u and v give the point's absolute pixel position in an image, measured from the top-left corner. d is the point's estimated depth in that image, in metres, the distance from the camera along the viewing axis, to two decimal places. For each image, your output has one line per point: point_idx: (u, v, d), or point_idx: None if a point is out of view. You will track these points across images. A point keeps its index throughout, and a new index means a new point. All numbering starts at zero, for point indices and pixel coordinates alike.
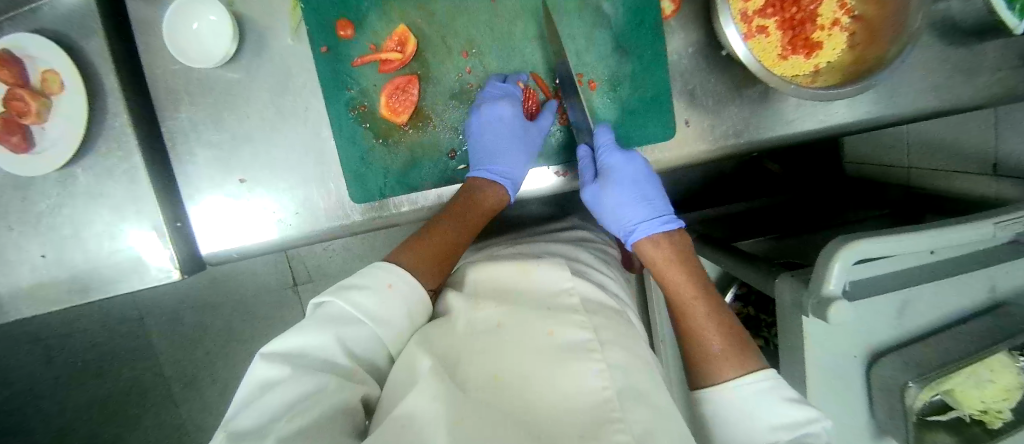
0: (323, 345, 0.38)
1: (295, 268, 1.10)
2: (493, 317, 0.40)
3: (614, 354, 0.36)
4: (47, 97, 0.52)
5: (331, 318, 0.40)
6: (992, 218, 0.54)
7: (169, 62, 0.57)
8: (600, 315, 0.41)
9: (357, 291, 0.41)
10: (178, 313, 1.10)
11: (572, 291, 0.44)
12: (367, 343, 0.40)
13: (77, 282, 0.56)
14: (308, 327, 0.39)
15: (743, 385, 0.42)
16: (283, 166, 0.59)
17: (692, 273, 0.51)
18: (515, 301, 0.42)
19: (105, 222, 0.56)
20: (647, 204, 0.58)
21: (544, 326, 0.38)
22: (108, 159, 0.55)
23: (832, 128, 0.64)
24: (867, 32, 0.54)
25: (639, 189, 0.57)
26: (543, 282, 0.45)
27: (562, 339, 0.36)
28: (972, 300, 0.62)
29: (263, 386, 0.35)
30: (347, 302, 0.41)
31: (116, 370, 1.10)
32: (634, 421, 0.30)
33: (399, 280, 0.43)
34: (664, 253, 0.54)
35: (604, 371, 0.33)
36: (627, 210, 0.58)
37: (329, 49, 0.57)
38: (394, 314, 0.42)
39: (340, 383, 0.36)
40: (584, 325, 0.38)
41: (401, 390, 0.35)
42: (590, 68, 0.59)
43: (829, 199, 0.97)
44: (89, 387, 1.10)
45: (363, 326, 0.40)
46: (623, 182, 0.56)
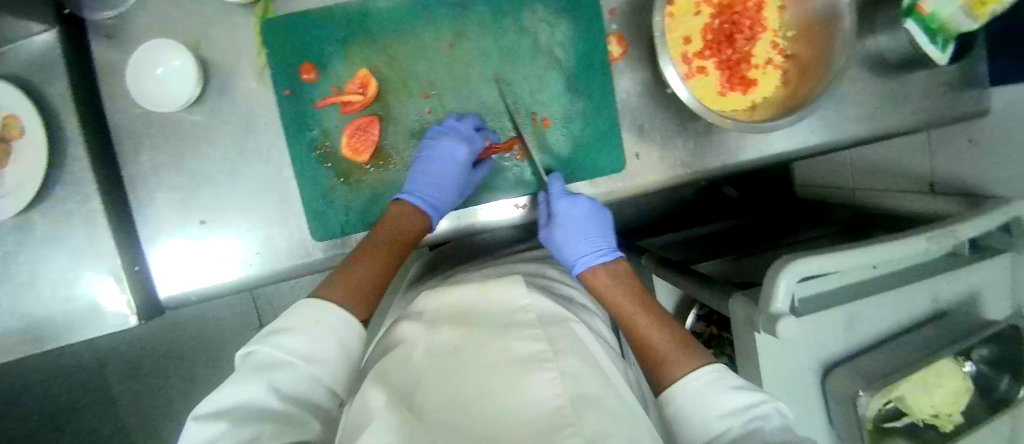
0: (255, 392, 0.36)
1: (262, 308, 1.08)
2: (450, 340, 0.39)
3: (569, 363, 0.37)
4: (7, 142, 0.53)
5: (261, 366, 0.39)
6: (923, 233, 0.57)
7: (133, 106, 0.58)
8: (555, 326, 0.42)
9: (286, 334, 0.41)
10: (139, 358, 1.05)
11: (530, 307, 0.44)
12: (302, 383, 0.40)
13: (23, 329, 0.54)
14: (238, 379, 0.38)
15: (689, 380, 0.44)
16: (244, 205, 0.60)
17: (632, 290, 0.54)
18: (472, 323, 0.42)
19: (57, 266, 0.55)
20: (599, 237, 0.60)
21: (499, 342, 0.38)
22: (64, 202, 0.55)
23: (775, 156, 0.68)
24: (798, 71, 0.59)
25: (585, 231, 0.59)
26: (502, 302, 0.45)
27: (516, 353, 0.37)
28: (920, 317, 0.64)
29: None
30: (275, 347, 0.40)
31: (69, 420, 1.04)
32: (588, 424, 0.31)
33: (325, 315, 0.44)
34: (609, 277, 0.56)
35: (556, 379, 0.34)
36: (573, 246, 0.59)
37: (292, 91, 0.59)
38: (327, 351, 0.42)
39: (277, 430, 0.35)
40: (538, 337, 0.39)
41: (356, 427, 0.33)
42: (545, 106, 0.62)
43: (780, 218, 1.01)
44: (38, 440, 1.03)
45: (296, 366, 0.40)
46: (568, 226, 0.58)
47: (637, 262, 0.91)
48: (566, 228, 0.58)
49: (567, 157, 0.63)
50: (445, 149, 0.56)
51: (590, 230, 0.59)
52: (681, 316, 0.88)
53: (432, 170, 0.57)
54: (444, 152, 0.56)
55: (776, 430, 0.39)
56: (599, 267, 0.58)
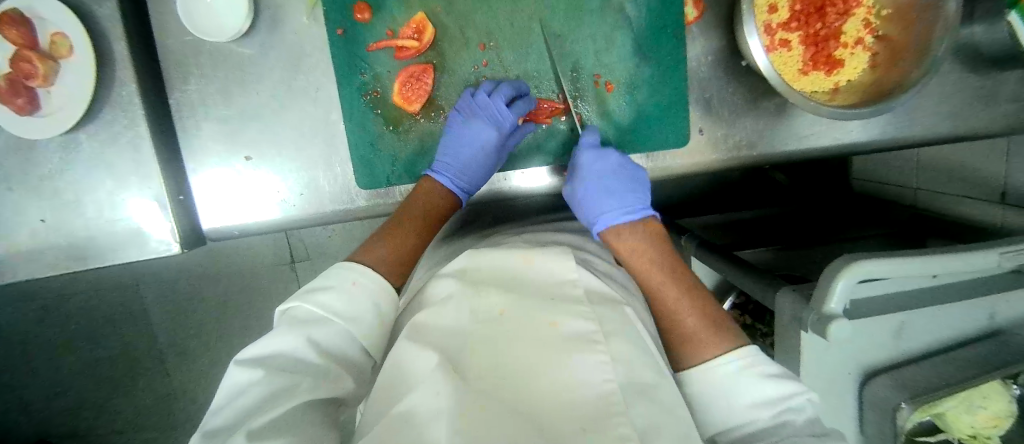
0: (293, 345, 0.37)
1: (294, 245, 1.10)
2: (495, 307, 0.38)
3: (620, 347, 0.36)
4: (56, 62, 0.51)
5: (299, 320, 0.40)
6: (996, 247, 0.54)
7: (181, 33, 0.56)
8: (604, 306, 0.41)
9: (323, 293, 0.42)
10: (174, 283, 1.09)
11: (576, 282, 0.43)
12: (338, 341, 0.40)
13: (76, 249, 0.56)
14: (278, 330, 0.39)
15: (721, 364, 0.41)
16: (291, 145, 0.58)
17: (658, 257, 0.50)
18: (515, 288, 0.41)
19: (107, 190, 0.55)
20: (629, 193, 0.55)
21: (545, 316, 0.37)
22: (114, 126, 0.54)
23: (846, 146, 0.64)
24: (890, 51, 0.54)
25: (608, 183, 0.55)
26: (545, 273, 0.44)
27: (564, 330, 0.36)
28: (971, 328, 0.62)
29: (235, 389, 0.34)
30: (314, 304, 0.41)
31: (108, 334, 1.09)
32: (638, 416, 0.31)
33: (362, 278, 0.44)
34: (636, 239, 0.51)
35: (607, 364, 0.33)
36: (594, 201, 0.55)
37: (344, 32, 0.57)
38: (362, 311, 0.42)
39: (314, 382, 0.35)
40: (588, 317, 0.38)
41: (403, 383, 0.32)
42: (608, 69, 0.58)
43: (834, 215, 0.95)
44: (80, 350, 1.09)
45: (334, 325, 0.40)
46: (589, 175, 0.55)
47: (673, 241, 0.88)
48: (588, 180, 0.55)
49: (625, 126, 0.60)
50: (473, 132, 0.55)
51: (615, 184, 0.55)
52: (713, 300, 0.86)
53: (460, 154, 0.56)
54: (471, 134, 0.55)
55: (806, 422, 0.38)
56: (624, 226, 0.53)
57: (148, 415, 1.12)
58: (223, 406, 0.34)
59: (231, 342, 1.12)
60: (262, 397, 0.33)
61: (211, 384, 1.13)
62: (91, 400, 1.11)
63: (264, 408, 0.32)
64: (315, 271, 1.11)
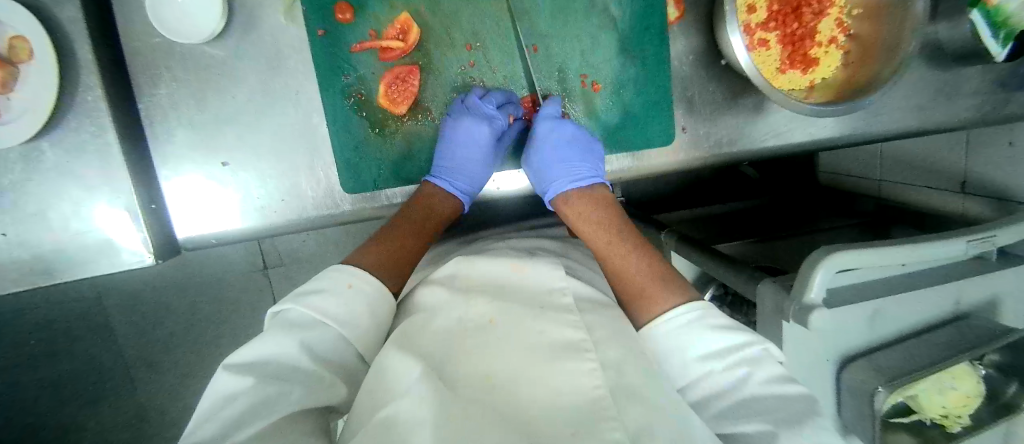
0: (286, 349, 0.36)
1: (266, 251, 1.07)
2: (484, 314, 0.38)
3: (610, 352, 0.36)
4: (15, 66, 0.48)
5: (293, 323, 0.39)
6: (965, 236, 0.57)
7: (150, 34, 0.53)
8: (594, 313, 0.41)
9: (318, 295, 0.41)
10: (143, 294, 1.05)
11: (567, 290, 0.43)
12: (333, 346, 0.39)
13: (42, 264, 0.53)
14: (269, 334, 0.37)
15: (670, 318, 0.42)
16: (270, 150, 0.57)
17: (615, 226, 0.54)
18: (506, 297, 0.41)
19: (73, 200, 0.52)
20: (578, 161, 0.57)
21: (536, 325, 0.37)
22: (79, 133, 0.51)
23: (820, 142, 0.66)
24: (861, 51, 0.56)
25: (567, 152, 0.56)
26: (536, 280, 0.45)
27: (553, 339, 0.36)
28: (937, 312, 0.65)
29: (221, 398, 0.33)
30: (307, 307, 0.40)
31: (70, 350, 1.04)
32: (628, 421, 0.30)
33: (358, 282, 0.44)
34: (582, 203, 0.56)
35: (598, 371, 0.33)
36: (546, 168, 0.57)
37: (325, 32, 0.55)
38: (358, 314, 0.42)
39: (305, 391, 0.34)
40: (577, 326, 0.38)
41: (384, 392, 0.32)
42: (595, 69, 0.59)
43: (800, 204, 1.00)
44: (39, 368, 1.03)
45: (329, 329, 0.39)
46: (545, 143, 0.56)
47: (654, 236, 0.90)
48: (542, 149, 0.56)
49: (613, 126, 0.61)
50: (467, 131, 0.54)
51: (569, 154, 0.56)
52: (694, 294, 0.88)
53: (455, 153, 0.56)
54: (467, 130, 0.54)
55: (765, 380, 0.37)
56: (572, 194, 0.57)
57: (116, 431, 1.08)
58: (209, 416, 0.32)
59: (203, 352, 1.08)
60: (250, 406, 0.31)
61: (184, 396, 1.09)
62: (53, 420, 1.05)
63: (254, 418, 0.31)
64: (291, 276, 1.09)
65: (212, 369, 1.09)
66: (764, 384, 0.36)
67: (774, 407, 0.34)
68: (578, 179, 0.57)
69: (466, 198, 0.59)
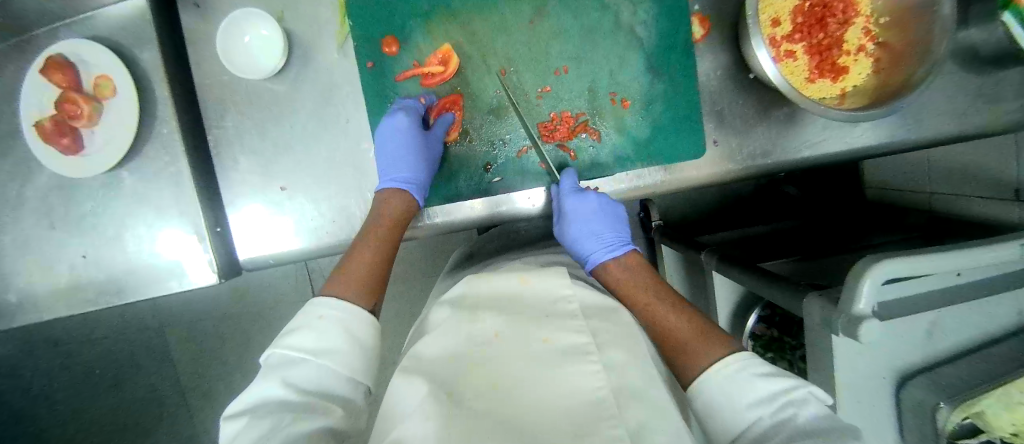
0: (273, 388, 0.39)
1: (315, 280, 1.11)
2: (491, 329, 0.38)
3: (612, 355, 0.37)
4: (99, 102, 0.55)
5: (276, 365, 0.41)
6: (1018, 238, 0.54)
7: (218, 72, 0.60)
8: (598, 319, 0.41)
9: (294, 334, 0.43)
10: (197, 321, 1.11)
11: (571, 297, 0.42)
12: (321, 377, 0.41)
13: (116, 283, 0.58)
14: (257, 380, 0.40)
15: (718, 370, 0.42)
16: (321, 174, 0.61)
17: (648, 282, 0.53)
18: (522, 311, 0.41)
19: (146, 223, 0.58)
20: (608, 231, 0.59)
21: (539, 333, 0.37)
22: (154, 162, 0.57)
23: (859, 151, 0.65)
24: (891, 59, 0.56)
25: (592, 227, 0.58)
26: (543, 291, 0.44)
27: (558, 345, 0.36)
28: (1004, 325, 0.61)
29: (225, 439, 0.37)
30: (288, 348, 0.42)
31: (131, 376, 1.10)
32: (629, 418, 0.32)
33: (329, 311, 0.45)
34: (621, 275, 0.56)
35: (599, 372, 0.34)
36: (584, 241, 0.59)
37: (374, 64, 0.60)
38: (336, 342, 0.43)
39: (297, 420, 0.36)
40: (582, 329, 0.38)
41: (395, 410, 0.33)
42: (624, 87, 0.61)
43: (847, 222, 0.96)
44: (103, 392, 1.10)
45: (311, 364, 0.41)
46: (577, 219, 0.58)
47: (692, 255, 0.88)
48: (576, 222, 0.58)
49: (642, 140, 0.62)
50: (389, 125, 0.58)
51: (598, 225, 0.59)
52: (738, 315, 0.86)
53: (387, 149, 0.57)
54: (389, 124, 0.58)
55: (813, 417, 0.38)
56: (612, 263, 0.58)
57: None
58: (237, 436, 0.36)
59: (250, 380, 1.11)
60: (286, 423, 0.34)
61: None
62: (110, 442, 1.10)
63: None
64: None
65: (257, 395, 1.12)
66: (817, 421, 0.37)
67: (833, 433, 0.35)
68: (615, 249, 0.59)
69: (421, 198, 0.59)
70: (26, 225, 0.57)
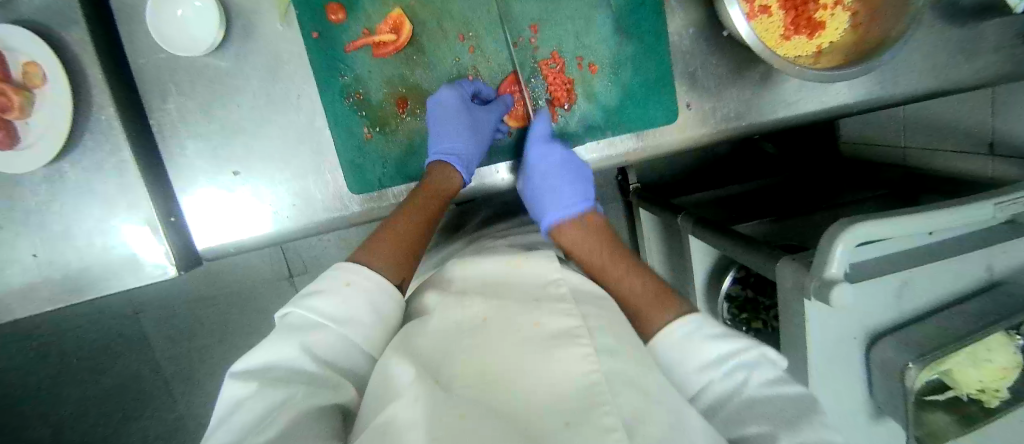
0: (286, 352, 0.37)
1: (291, 259, 1.09)
2: (478, 314, 0.37)
3: (605, 340, 0.34)
4: (31, 91, 0.50)
5: (293, 327, 0.39)
6: (991, 198, 0.53)
7: (154, 52, 0.55)
8: (589, 303, 0.40)
9: (315, 297, 0.41)
10: (172, 308, 1.08)
11: (560, 280, 0.42)
12: (337, 348, 0.39)
13: (70, 281, 0.55)
14: (269, 341, 0.38)
15: (675, 330, 0.40)
16: (278, 157, 0.58)
17: (607, 246, 0.51)
18: (503, 295, 0.41)
19: (95, 219, 0.54)
20: (567, 188, 0.56)
21: (529, 319, 0.36)
22: (96, 153, 0.53)
23: (834, 109, 0.63)
24: (869, 11, 0.54)
25: (558, 176, 0.56)
26: (532, 274, 0.44)
27: (547, 330, 0.34)
28: (970, 281, 0.62)
29: (230, 404, 0.33)
30: (308, 310, 0.40)
31: (111, 366, 1.08)
32: (624, 405, 0.29)
33: (357, 279, 0.43)
34: (576, 232, 0.54)
35: (591, 355, 0.31)
36: (541, 195, 0.57)
37: (320, 35, 0.56)
38: (360, 312, 0.41)
39: (308, 391, 0.34)
40: (571, 313, 0.37)
41: (382, 394, 0.31)
42: (590, 50, 0.58)
43: (823, 179, 0.94)
44: (85, 383, 1.08)
45: (328, 330, 0.39)
46: (537, 173, 0.57)
47: (670, 221, 0.88)
48: (534, 176, 0.57)
49: (613, 106, 0.60)
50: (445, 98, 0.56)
51: (560, 179, 0.56)
52: (715, 276, 0.86)
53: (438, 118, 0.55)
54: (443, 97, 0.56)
55: (765, 382, 0.36)
56: (567, 223, 0.55)
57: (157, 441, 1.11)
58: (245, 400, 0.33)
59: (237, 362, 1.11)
60: (261, 410, 0.32)
61: None
62: (100, 433, 1.10)
63: (263, 423, 0.31)
64: None
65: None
66: (769, 384, 0.36)
67: (784, 406, 0.33)
68: (571, 207, 0.56)
69: (467, 175, 0.58)
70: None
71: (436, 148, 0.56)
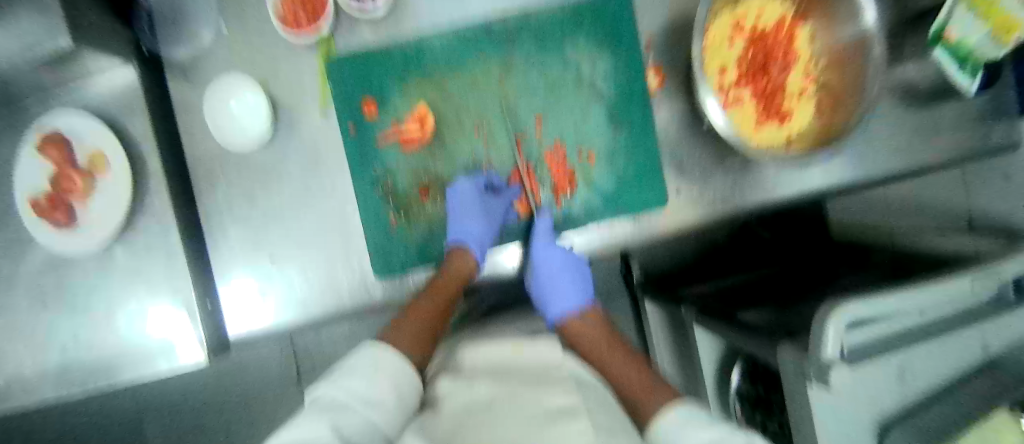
0: (312, 427, 0.38)
1: (301, 359, 1.12)
2: (487, 396, 0.41)
3: (600, 419, 0.37)
4: (92, 175, 0.58)
5: (324, 406, 0.42)
6: (967, 273, 0.59)
7: (208, 146, 0.63)
8: (590, 390, 0.43)
9: (347, 378, 0.46)
10: (197, 388, 1.13)
11: (562, 366, 0.46)
12: (362, 429, 0.41)
13: (104, 365, 0.59)
14: (300, 421, 0.40)
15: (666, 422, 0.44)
16: (306, 241, 0.64)
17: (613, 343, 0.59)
18: (510, 377, 0.44)
19: (137, 300, 0.60)
20: (572, 292, 0.65)
21: (536, 397, 0.40)
22: (148, 235, 0.59)
23: (815, 192, 0.69)
24: (831, 102, 0.62)
25: (564, 278, 0.63)
26: (534, 359, 0.48)
27: (550, 405, 0.38)
28: (965, 357, 0.64)
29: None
30: (338, 388, 0.44)
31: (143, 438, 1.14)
32: None
33: (386, 360, 0.49)
34: (581, 328, 0.62)
35: (587, 431, 0.34)
36: (547, 291, 0.64)
37: (355, 129, 0.65)
38: (386, 394, 0.45)
39: None
40: (571, 391, 0.41)
41: None
42: (590, 139, 0.66)
43: (813, 265, 1.00)
44: None
45: (359, 416, 0.42)
46: (547, 274, 0.62)
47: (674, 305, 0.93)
48: (543, 272, 0.62)
49: (610, 191, 0.66)
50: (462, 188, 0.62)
51: (562, 280, 0.63)
52: (724, 357, 0.88)
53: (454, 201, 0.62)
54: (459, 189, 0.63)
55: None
56: (573, 319, 0.64)
57: None
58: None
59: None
60: None
61: None
62: None
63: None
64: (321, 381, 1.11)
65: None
66: None
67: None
68: (573, 306, 0.65)
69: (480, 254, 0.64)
70: (21, 306, 0.60)
71: (454, 231, 0.62)
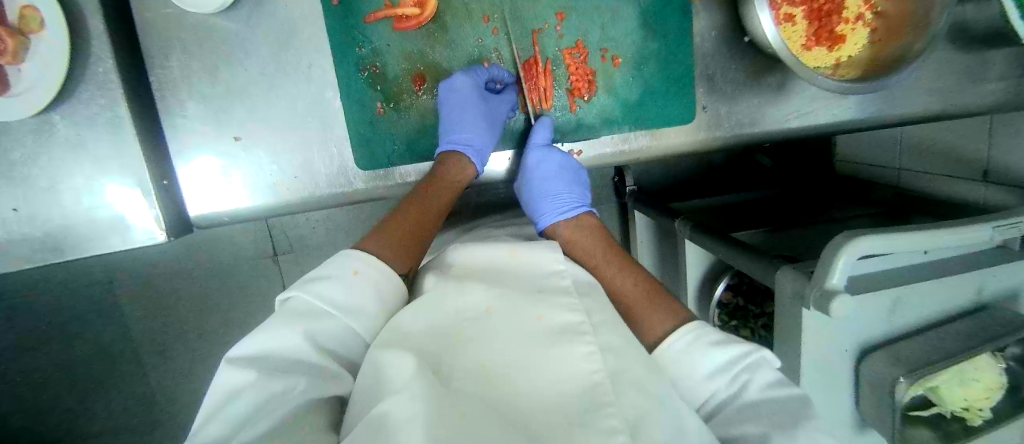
0: (286, 341, 0.35)
1: (275, 236, 1.02)
2: (482, 303, 0.36)
3: (610, 338, 0.34)
4: (26, 37, 0.47)
5: (297, 312, 0.37)
6: (992, 221, 0.54)
7: (162, 4, 0.53)
8: (591, 298, 0.39)
9: (323, 282, 0.40)
10: (147, 279, 1.01)
11: (565, 272, 0.41)
12: (341, 337, 0.38)
13: (50, 240, 0.52)
14: (271, 325, 0.36)
15: (672, 341, 0.41)
16: (281, 124, 0.56)
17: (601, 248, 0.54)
18: (504, 283, 0.40)
19: (85, 175, 0.52)
20: (566, 194, 0.58)
21: (533, 310, 0.35)
22: (90, 107, 0.51)
23: (844, 123, 0.64)
24: (887, 27, 0.55)
25: (562, 179, 0.58)
26: (534, 264, 0.43)
27: (552, 324, 0.34)
28: (960, 301, 0.63)
29: (224, 384, 0.32)
30: (313, 295, 0.38)
31: (74, 335, 1.00)
32: (627, 406, 0.29)
33: (365, 267, 0.42)
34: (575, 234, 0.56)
35: (595, 354, 0.31)
36: (538, 198, 0.58)
37: (340, 3, 0.55)
38: (366, 301, 0.40)
39: (309, 383, 0.33)
40: (574, 308, 0.35)
41: (380, 388, 0.30)
42: (615, 44, 0.59)
43: (813, 192, 0.95)
44: (43, 353, 0.99)
45: (335, 319, 0.38)
46: (536, 174, 0.58)
47: (666, 225, 0.87)
48: (533, 178, 0.58)
49: (631, 102, 0.60)
50: (458, 84, 0.56)
51: (559, 185, 0.58)
52: (707, 282, 0.85)
53: (458, 118, 0.56)
54: (447, 86, 0.56)
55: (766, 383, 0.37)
56: (562, 225, 0.58)
57: (128, 419, 1.04)
58: (242, 384, 0.32)
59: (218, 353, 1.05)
60: (253, 404, 0.31)
61: (196, 386, 1.05)
62: (62, 405, 1.01)
63: (262, 415, 0.30)
64: (299, 265, 1.04)
65: (232, 328, 1.05)
66: (765, 388, 0.36)
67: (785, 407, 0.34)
68: (567, 213, 0.58)
69: (478, 165, 0.59)
70: None
71: (448, 137, 0.57)
